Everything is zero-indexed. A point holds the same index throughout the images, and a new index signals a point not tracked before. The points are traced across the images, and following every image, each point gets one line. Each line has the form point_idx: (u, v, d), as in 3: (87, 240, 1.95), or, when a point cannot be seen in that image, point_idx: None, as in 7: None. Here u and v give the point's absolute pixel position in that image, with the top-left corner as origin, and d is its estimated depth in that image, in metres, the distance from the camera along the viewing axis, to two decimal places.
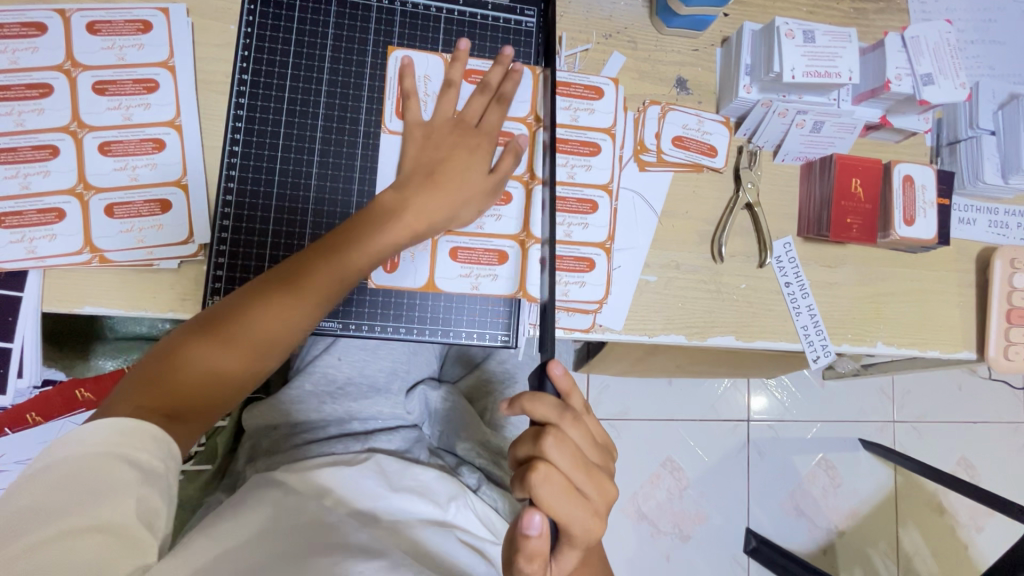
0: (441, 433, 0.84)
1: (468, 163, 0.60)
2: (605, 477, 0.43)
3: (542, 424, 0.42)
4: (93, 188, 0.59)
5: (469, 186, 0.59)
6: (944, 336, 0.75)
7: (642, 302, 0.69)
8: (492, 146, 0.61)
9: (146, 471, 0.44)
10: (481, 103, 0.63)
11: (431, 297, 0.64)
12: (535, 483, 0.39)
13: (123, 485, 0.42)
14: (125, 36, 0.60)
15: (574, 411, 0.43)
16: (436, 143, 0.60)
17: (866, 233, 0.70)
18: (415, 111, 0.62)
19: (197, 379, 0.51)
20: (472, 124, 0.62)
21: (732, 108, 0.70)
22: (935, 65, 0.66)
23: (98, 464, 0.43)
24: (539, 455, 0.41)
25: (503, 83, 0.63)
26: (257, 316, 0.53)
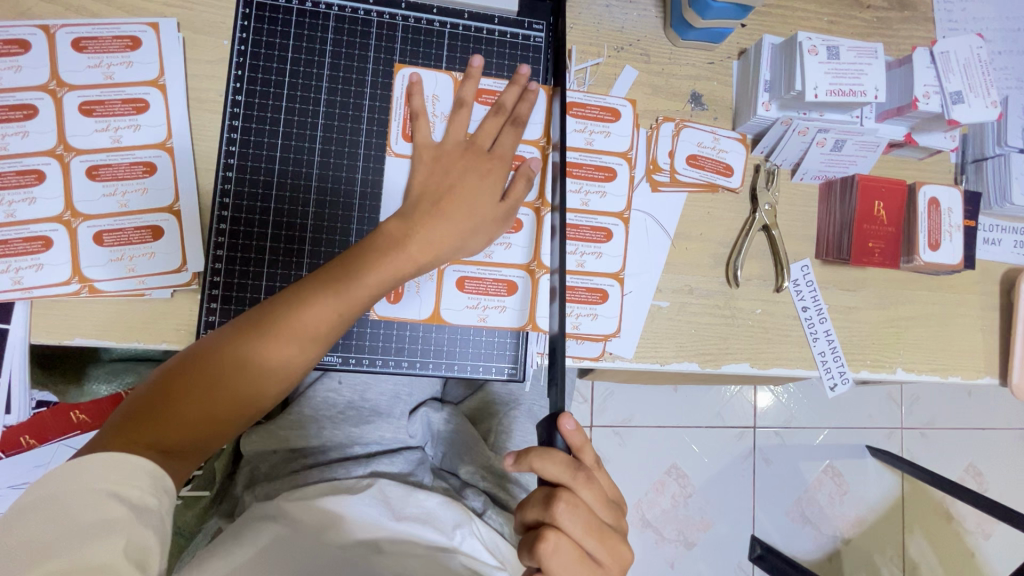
0: (444, 456, 0.82)
1: (477, 190, 0.57)
2: (618, 541, 0.44)
3: (554, 486, 0.44)
4: (81, 215, 0.56)
5: (479, 214, 0.57)
6: (966, 361, 0.73)
7: (653, 328, 0.66)
8: (505, 171, 0.59)
9: (137, 508, 0.40)
10: (496, 124, 0.60)
11: (434, 329, 0.62)
12: (544, 551, 0.41)
13: (112, 523, 0.39)
14: (113, 53, 0.57)
15: (586, 473, 0.45)
16: (444, 169, 0.58)
17: (888, 258, 0.67)
18: (425, 132, 0.59)
19: (198, 414, 0.47)
20: (484, 148, 0.59)
21: (749, 126, 0.67)
22: (965, 82, 0.63)
23: (86, 501, 0.39)
24: (549, 520, 0.43)
25: (518, 104, 0.61)
26: (264, 346, 0.49)
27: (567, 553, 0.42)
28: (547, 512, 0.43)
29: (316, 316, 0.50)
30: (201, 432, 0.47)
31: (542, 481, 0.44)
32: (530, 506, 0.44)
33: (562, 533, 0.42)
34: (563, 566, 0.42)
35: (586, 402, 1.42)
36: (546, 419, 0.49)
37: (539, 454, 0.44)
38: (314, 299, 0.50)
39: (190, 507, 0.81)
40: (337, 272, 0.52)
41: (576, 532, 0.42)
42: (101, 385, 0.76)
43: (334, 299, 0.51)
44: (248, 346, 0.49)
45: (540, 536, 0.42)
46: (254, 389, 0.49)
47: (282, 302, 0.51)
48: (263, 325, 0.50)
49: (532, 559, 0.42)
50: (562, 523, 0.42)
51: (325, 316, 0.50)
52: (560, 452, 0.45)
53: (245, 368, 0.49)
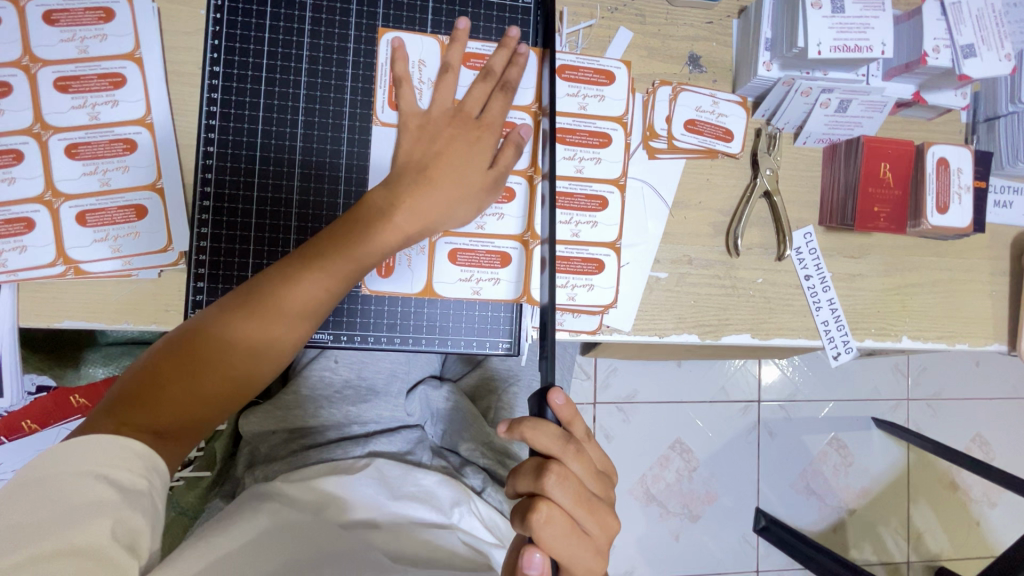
0: (444, 432, 0.81)
1: (465, 157, 0.55)
2: (607, 512, 0.43)
3: (544, 457, 0.43)
4: (63, 195, 0.55)
5: (468, 183, 0.55)
6: (974, 328, 0.71)
7: (652, 300, 0.65)
8: (495, 139, 0.57)
9: (127, 489, 0.40)
10: (485, 90, 0.57)
11: (427, 304, 0.60)
12: (536, 524, 0.41)
13: (100, 504, 0.38)
14: (86, 26, 0.55)
15: (576, 444, 0.44)
16: (431, 137, 0.56)
17: (895, 222, 0.65)
18: (410, 100, 0.57)
19: (191, 393, 0.46)
20: (474, 114, 0.57)
21: (749, 88, 0.65)
22: (978, 34, 0.59)
23: (73, 483, 0.38)
24: (540, 492, 0.42)
25: (508, 69, 0.58)
26: (256, 323, 0.48)
27: (559, 526, 0.41)
28: (537, 484, 0.42)
29: (304, 291, 0.49)
30: (192, 412, 0.47)
31: (533, 453, 0.44)
32: (521, 478, 0.43)
33: (553, 504, 0.42)
34: (554, 538, 0.41)
35: (589, 378, 1.41)
36: (535, 392, 0.48)
37: (529, 425, 0.43)
38: (301, 275, 0.49)
39: (193, 488, 0.80)
40: (323, 246, 0.51)
41: (566, 503, 0.42)
42: (98, 368, 0.75)
43: (320, 272, 0.49)
44: (236, 323, 0.48)
45: (532, 508, 0.41)
46: (244, 367, 0.49)
47: (268, 278, 0.50)
48: (251, 302, 0.49)
49: (523, 532, 0.42)
50: (553, 494, 0.42)
51: (313, 289, 0.49)
52: (551, 423, 0.44)
53: (235, 345, 0.48)
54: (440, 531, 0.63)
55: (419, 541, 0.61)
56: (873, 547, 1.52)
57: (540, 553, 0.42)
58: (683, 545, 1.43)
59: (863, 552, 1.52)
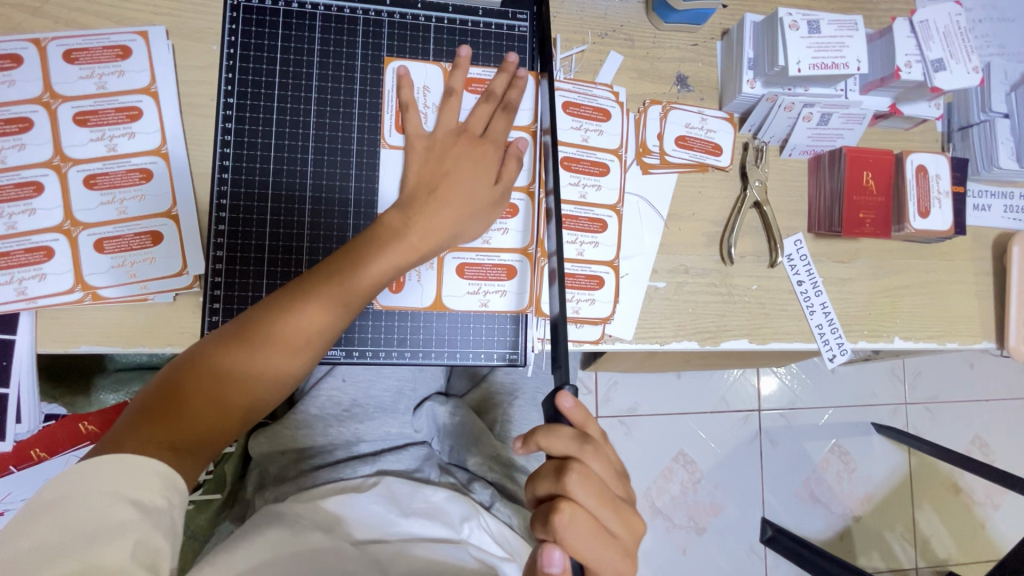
0: (453, 448, 0.83)
1: (474, 177, 0.58)
2: (630, 511, 0.45)
3: (562, 459, 0.45)
4: (81, 224, 0.57)
5: (474, 200, 0.58)
6: (963, 327, 0.73)
7: (651, 309, 0.67)
8: (497, 155, 0.60)
9: (149, 510, 0.41)
10: (487, 110, 0.60)
11: (435, 318, 0.62)
12: (561, 523, 0.42)
13: (123, 526, 0.39)
14: (104, 63, 0.58)
15: (593, 444, 0.45)
16: (439, 157, 0.58)
17: (880, 227, 0.67)
18: (416, 123, 0.60)
19: (210, 407, 0.48)
20: (477, 133, 0.60)
21: (735, 104, 0.68)
22: (946, 49, 0.63)
23: (95, 504, 0.39)
24: (561, 492, 0.43)
25: (508, 92, 0.62)
26: (274, 337, 0.50)
27: (583, 525, 0.42)
28: (559, 484, 0.43)
29: (322, 305, 0.51)
30: (212, 427, 0.48)
31: (553, 457, 0.46)
32: (542, 480, 0.45)
33: (576, 504, 0.43)
34: (579, 537, 0.42)
35: (591, 393, 1.43)
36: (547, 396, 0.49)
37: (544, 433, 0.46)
38: (320, 290, 0.51)
39: (203, 510, 0.79)
40: (341, 264, 0.52)
41: (589, 502, 0.43)
42: (109, 394, 0.76)
43: (339, 289, 0.51)
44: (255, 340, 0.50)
45: (555, 508, 0.42)
46: (261, 382, 0.50)
47: (287, 296, 0.51)
48: (270, 319, 0.50)
49: (547, 534, 0.43)
50: (576, 494, 0.43)
51: (332, 305, 0.51)
52: (564, 427, 0.46)
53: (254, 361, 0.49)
54: (452, 546, 0.65)
55: (432, 559, 0.62)
56: (881, 554, 1.52)
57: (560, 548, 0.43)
58: (692, 559, 1.43)
59: (871, 559, 1.51)
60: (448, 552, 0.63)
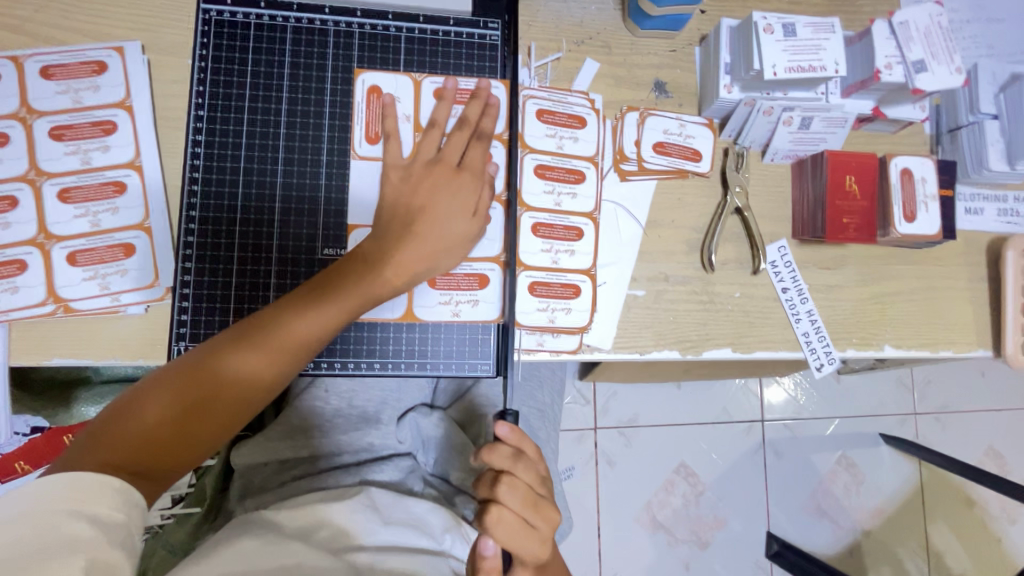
0: (437, 461, 0.79)
1: (449, 211, 0.56)
2: (551, 511, 0.47)
3: (497, 468, 0.46)
4: (55, 237, 0.57)
5: (448, 235, 0.56)
6: (957, 334, 0.71)
7: (630, 318, 0.66)
8: (475, 185, 0.58)
9: (105, 526, 0.40)
10: (462, 139, 0.59)
11: (406, 328, 0.61)
12: (487, 526, 0.44)
13: (79, 541, 0.38)
14: (80, 78, 0.59)
15: (526, 458, 0.47)
16: (412, 186, 0.57)
17: (865, 232, 0.65)
18: (395, 152, 0.59)
19: (171, 433, 0.47)
20: (453, 163, 0.58)
21: (714, 109, 0.67)
22: (928, 50, 0.62)
23: (50, 520, 0.38)
24: (492, 498, 0.45)
25: (482, 119, 0.60)
26: (241, 365, 0.50)
27: (510, 525, 0.45)
28: (489, 489, 0.45)
29: (294, 334, 0.51)
30: (173, 453, 0.48)
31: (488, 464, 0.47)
32: (477, 486, 0.46)
33: (504, 507, 0.45)
34: (508, 537, 0.44)
35: (589, 404, 1.41)
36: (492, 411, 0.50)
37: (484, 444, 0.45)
38: (291, 320, 0.51)
39: (182, 523, 0.77)
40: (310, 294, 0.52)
41: (516, 506, 0.45)
42: (90, 407, 0.77)
43: (317, 316, 0.51)
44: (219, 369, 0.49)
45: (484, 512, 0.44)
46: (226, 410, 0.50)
47: (266, 319, 0.51)
48: (244, 342, 0.50)
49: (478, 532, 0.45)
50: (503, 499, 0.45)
51: (311, 330, 0.51)
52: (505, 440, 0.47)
53: (220, 391, 0.49)
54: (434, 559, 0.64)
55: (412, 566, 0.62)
56: (891, 570, 1.47)
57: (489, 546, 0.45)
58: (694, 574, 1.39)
59: None
60: (429, 564, 0.63)
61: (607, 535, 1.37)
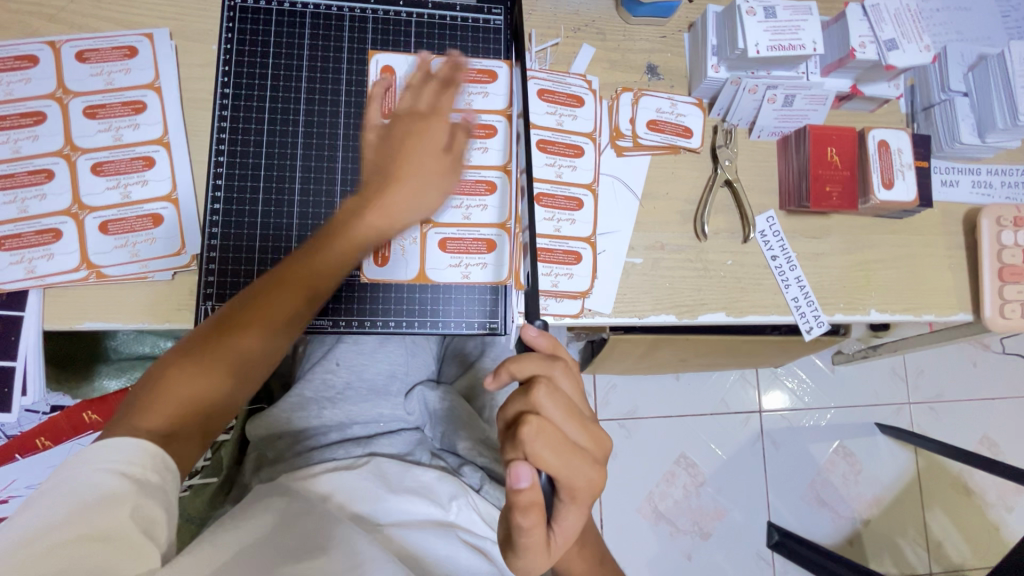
0: (444, 433, 0.83)
1: (428, 154, 0.60)
2: (597, 426, 0.46)
3: (531, 379, 0.46)
4: (88, 208, 0.61)
5: (428, 173, 0.60)
6: (939, 299, 0.75)
7: (629, 285, 0.70)
8: (444, 125, 0.61)
9: (143, 482, 0.43)
10: (433, 91, 0.62)
11: (420, 289, 0.65)
12: (528, 435, 0.43)
13: (120, 496, 0.41)
14: (112, 62, 0.63)
15: (563, 363, 0.47)
16: (391, 138, 0.60)
17: (847, 199, 0.70)
18: (375, 114, 0.63)
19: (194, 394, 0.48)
20: (424, 111, 0.61)
21: (703, 89, 0.72)
22: (898, 30, 0.67)
23: (94, 480, 0.41)
24: (531, 408, 0.44)
25: (452, 71, 0.63)
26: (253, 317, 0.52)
27: (552, 437, 0.44)
28: (529, 399, 0.44)
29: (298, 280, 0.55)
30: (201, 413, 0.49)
31: (521, 380, 0.46)
32: (513, 400, 0.46)
33: (545, 418, 0.44)
34: (548, 450, 0.43)
35: (589, 396, 1.44)
36: None
37: (515, 357, 0.46)
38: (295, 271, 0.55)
39: (199, 494, 0.80)
40: (277, 280, 0.54)
41: (557, 416, 0.44)
42: (110, 380, 0.79)
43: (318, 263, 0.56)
44: (185, 365, 0.49)
45: (523, 422, 0.44)
46: (208, 404, 0.49)
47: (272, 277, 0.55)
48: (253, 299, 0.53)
49: (516, 448, 0.44)
50: (544, 407, 0.44)
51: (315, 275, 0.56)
52: (533, 356, 0.47)
53: (197, 388, 0.48)
54: (443, 532, 0.66)
55: (421, 547, 0.64)
56: (892, 558, 1.49)
57: (528, 466, 0.44)
58: (697, 565, 1.41)
59: (882, 564, 1.48)
60: (435, 535, 0.65)
61: (610, 525, 1.39)
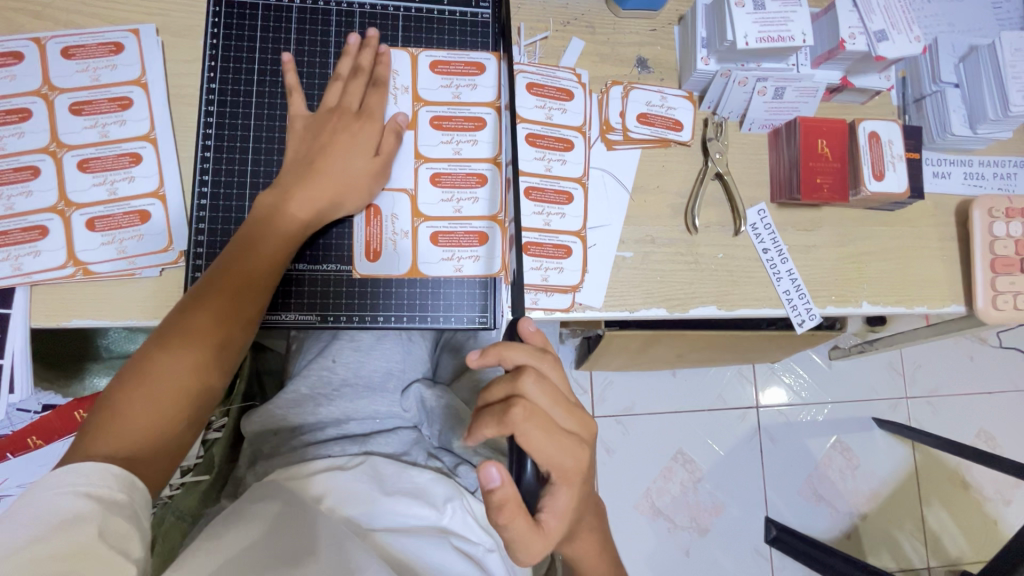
0: (441, 432, 0.80)
1: (350, 150, 0.60)
2: (583, 412, 0.47)
3: (519, 366, 0.46)
4: (74, 205, 0.61)
5: (354, 170, 0.60)
6: (931, 292, 0.75)
7: (619, 279, 0.69)
8: (375, 128, 0.62)
9: (107, 502, 0.42)
10: (359, 87, 0.63)
11: (413, 284, 0.65)
12: (517, 417, 0.44)
13: (86, 517, 0.40)
14: (98, 58, 0.63)
15: (552, 356, 0.48)
16: (316, 132, 0.60)
17: (838, 191, 0.70)
18: (299, 104, 0.63)
19: (154, 407, 0.48)
20: (353, 108, 0.62)
21: (693, 82, 0.72)
22: (888, 22, 0.66)
23: (56, 503, 0.40)
24: (517, 393, 0.45)
25: (375, 67, 0.64)
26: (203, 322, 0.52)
27: (539, 420, 0.44)
28: (515, 384, 0.45)
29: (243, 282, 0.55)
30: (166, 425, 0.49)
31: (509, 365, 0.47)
32: (498, 384, 0.46)
33: (531, 402, 0.45)
34: (534, 432, 0.44)
35: (586, 393, 1.44)
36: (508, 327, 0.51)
37: (506, 344, 0.46)
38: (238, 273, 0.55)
39: (191, 492, 0.78)
40: (221, 283, 0.54)
41: (543, 401, 0.45)
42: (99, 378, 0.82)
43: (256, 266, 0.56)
44: (160, 366, 0.50)
45: (509, 405, 0.44)
46: (188, 398, 0.50)
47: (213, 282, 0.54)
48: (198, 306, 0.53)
49: (502, 430, 0.44)
50: (529, 394, 0.45)
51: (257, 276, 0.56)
52: (523, 346, 0.47)
53: (156, 398, 0.48)
54: (436, 539, 0.66)
55: (413, 551, 0.65)
56: (889, 553, 1.49)
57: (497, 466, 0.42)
58: (694, 561, 1.40)
59: (880, 558, 1.48)
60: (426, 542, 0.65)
61: (607, 522, 1.39)
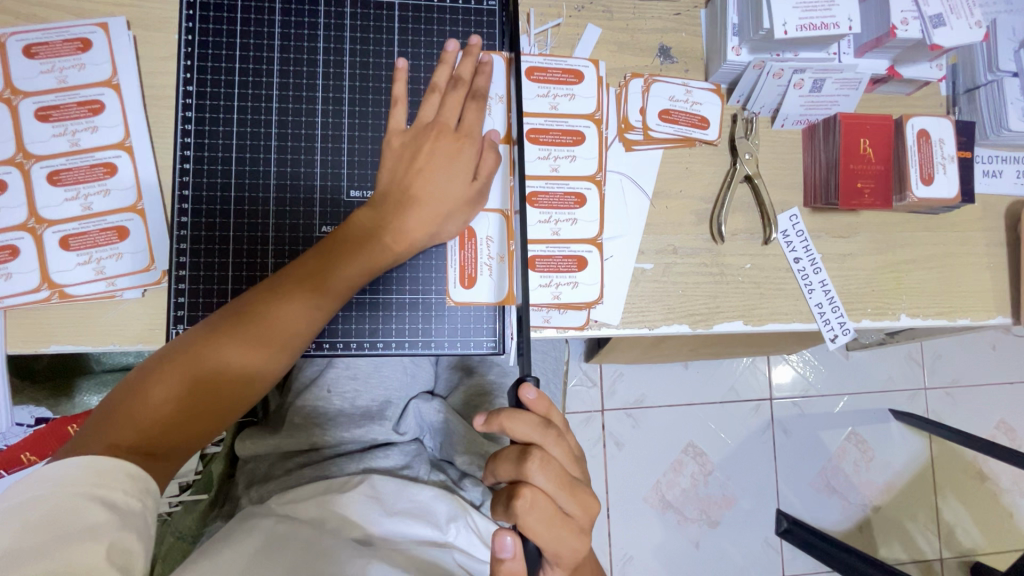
0: (443, 446, 0.77)
1: (449, 174, 0.54)
2: (587, 493, 0.42)
3: (524, 444, 0.42)
4: (46, 222, 0.56)
5: (447, 198, 0.54)
6: (976, 302, 0.69)
7: (638, 293, 0.64)
8: (475, 149, 0.56)
9: (121, 511, 0.39)
10: (458, 100, 0.57)
11: (508, 309, 0.61)
12: (521, 510, 0.40)
13: (97, 527, 0.37)
14: (64, 57, 0.57)
15: (557, 429, 0.43)
16: (413, 152, 0.55)
17: (880, 198, 0.63)
18: (400, 118, 0.58)
19: (183, 406, 0.45)
20: (451, 126, 0.56)
21: (721, 74, 0.65)
22: (945, 5, 0.59)
23: (72, 506, 0.37)
24: (522, 478, 0.41)
25: (476, 77, 0.59)
26: (260, 328, 0.48)
27: (543, 510, 0.40)
28: (520, 469, 0.41)
29: (312, 292, 0.50)
30: (191, 428, 0.45)
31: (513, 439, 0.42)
32: (503, 463, 0.42)
33: (537, 489, 0.40)
34: (539, 522, 0.40)
35: (596, 386, 1.40)
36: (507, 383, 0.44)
37: (509, 415, 0.41)
38: (309, 282, 0.50)
39: (191, 511, 0.78)
40: (291, 290, 0.49)
41: (548, 487, 0.41)
42: (93, 396, 0.77)
43: (331, 277, 0.51)
44: (159, 388, 0.44)
45: (514, 494, 0.40)
46: (223, 402, 0.47)
47: (283, 284, 0.49)
48: (256, 310, 0.48)
49: (507, 519, 0.41)
50: (535, 480, 0.40)
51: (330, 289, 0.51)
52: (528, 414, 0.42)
53: (191, 395, 0.45)
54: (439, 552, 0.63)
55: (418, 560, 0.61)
56: (903, 545, 1.47)
57: (511, 534, 0.41)
58: (704, 554, 1.39)
59: (893, 550, 1.46)
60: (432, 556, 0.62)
61: (617, 516, 1.37)
